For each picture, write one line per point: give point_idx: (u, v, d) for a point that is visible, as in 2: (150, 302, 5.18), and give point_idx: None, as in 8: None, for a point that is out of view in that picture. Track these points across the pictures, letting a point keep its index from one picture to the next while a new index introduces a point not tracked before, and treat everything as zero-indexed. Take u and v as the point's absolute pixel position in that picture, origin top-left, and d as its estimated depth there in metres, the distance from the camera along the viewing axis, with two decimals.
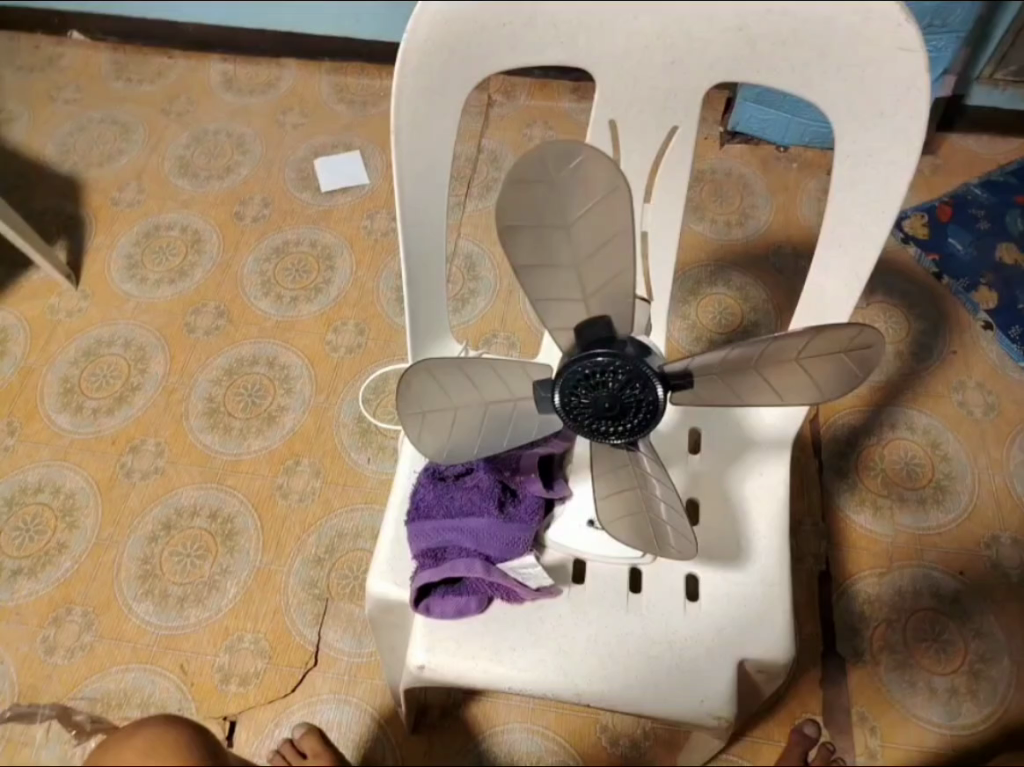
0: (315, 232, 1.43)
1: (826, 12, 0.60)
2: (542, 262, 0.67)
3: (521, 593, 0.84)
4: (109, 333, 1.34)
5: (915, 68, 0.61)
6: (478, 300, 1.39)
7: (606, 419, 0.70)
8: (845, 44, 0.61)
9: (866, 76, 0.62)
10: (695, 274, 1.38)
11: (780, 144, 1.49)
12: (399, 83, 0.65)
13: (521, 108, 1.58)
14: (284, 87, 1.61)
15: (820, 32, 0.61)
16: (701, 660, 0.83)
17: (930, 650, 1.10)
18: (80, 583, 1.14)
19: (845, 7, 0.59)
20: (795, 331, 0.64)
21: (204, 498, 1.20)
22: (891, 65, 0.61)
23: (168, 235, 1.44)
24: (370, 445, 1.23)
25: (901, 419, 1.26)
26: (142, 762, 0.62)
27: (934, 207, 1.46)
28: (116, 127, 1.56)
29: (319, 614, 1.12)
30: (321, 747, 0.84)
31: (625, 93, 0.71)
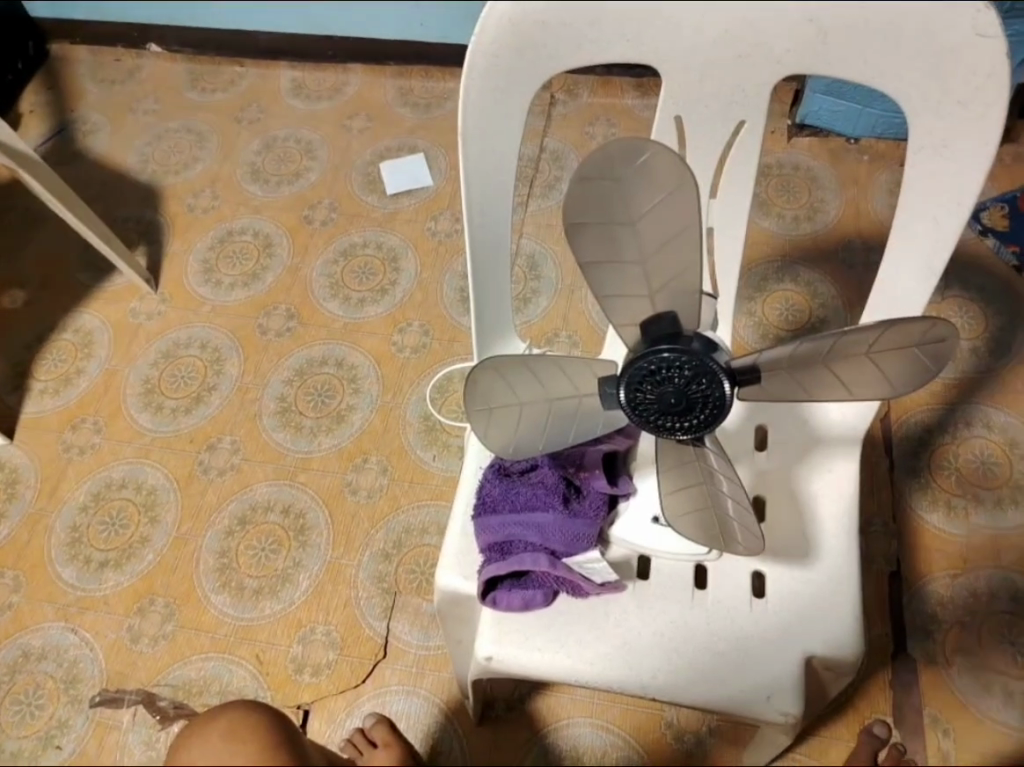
0: (380, 234, 1.47)
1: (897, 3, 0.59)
2: (607, 259, 0.68)
3: (586, 587, 0.85)
4: (185, 335, 1.40)
5: (994, 55, 0.59)
6: (541, 299, 1.41)
7: (672, 415, 0.71)
8: (917, 35, 0.60)
9: (940, 63, 0.61)
10: (761, 269, 1.36)
11: (850, 136, 1.46)
12: (466, 85, 0.67)
13: (585, 105, 1.58)
14: (350, 93, 1.64)
15: (889, 24, 0.61)
16: (769, 656, 0.83)
17: (1006, 654, 1.06)
18: (162, 575, 1.19)
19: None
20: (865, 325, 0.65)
21: (277, 495, 1.24)
22: (966, 54, 0.60)
23: (241, 239, 1.49)
24: (436, 443, 1.26)
25: (977, 416, 1.23)
26: (221, 743, 0.65)
27: (1015, 197, 1.40)
28: (191, 135, 1.62)
29: (388, 608, 1.15)
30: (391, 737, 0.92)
31: (692, 90, 0.71)
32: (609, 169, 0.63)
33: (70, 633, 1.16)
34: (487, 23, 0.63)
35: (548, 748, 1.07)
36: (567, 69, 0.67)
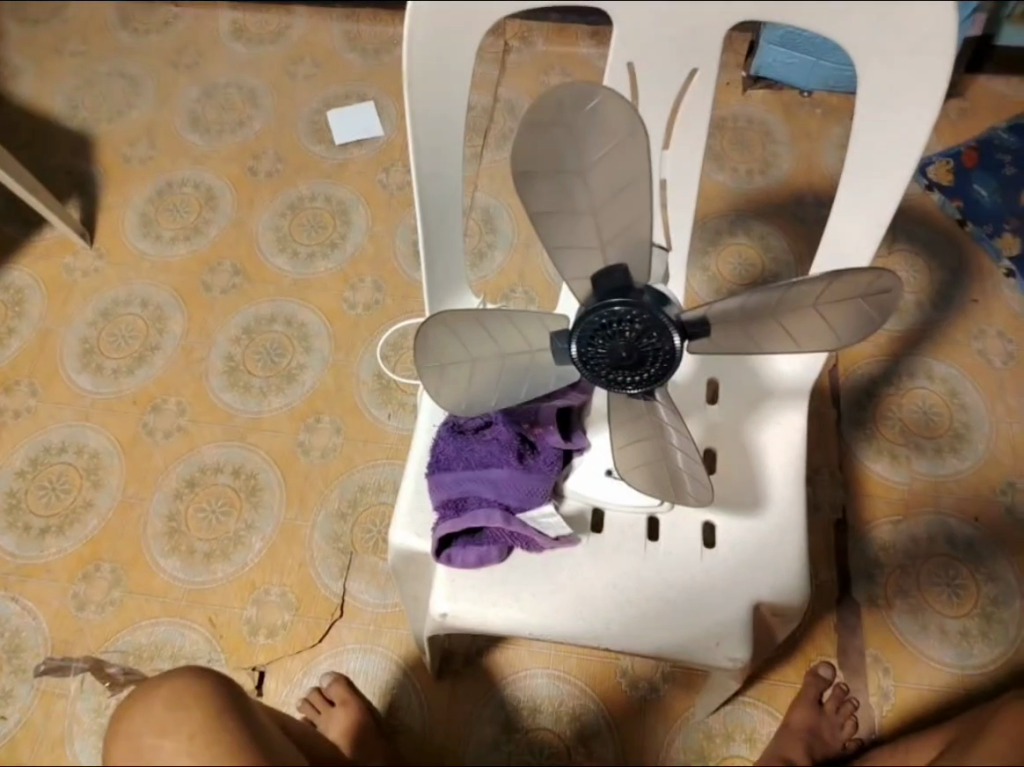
0: (329, 187, 1.42)
1: None
2: (558, 209, 0.67)
3: (540, 542, 0.86)
4: (126, 293, 1.34)
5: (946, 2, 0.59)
6: (496, 254, 1.39)
7: (624, 369, 0.71)
8: None
9: (890, 11, 0.61)
10: (715, 223, 1.37)
11: (803, 88, 1.45)
12: (410, 24, 0.64)
13: (539, 53, 1.54)
14: (295, 36, 1.57)
15: None
16: (717, 606, 0.85)
17: (943, 594, 1.11)
18: (107, 540, 1.16)
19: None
20: (812, 276, 0.66)
21: (227, 456, 1.21)
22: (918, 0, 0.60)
23: (182, 192, 1.42)
24: (390, 401, 1.24)
25: (920, 368, 1.26)
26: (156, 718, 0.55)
27: (960, 152, 1.42)
28: (126, 81, 1.53)
29: (344, 567, 1.14)
30: (347, 695, 1.01)
31: (642, 34, 0.69)
32: (559, 114, 0.61)
33: (10, 602, 1.13)
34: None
35: (506, 698, 1.09)
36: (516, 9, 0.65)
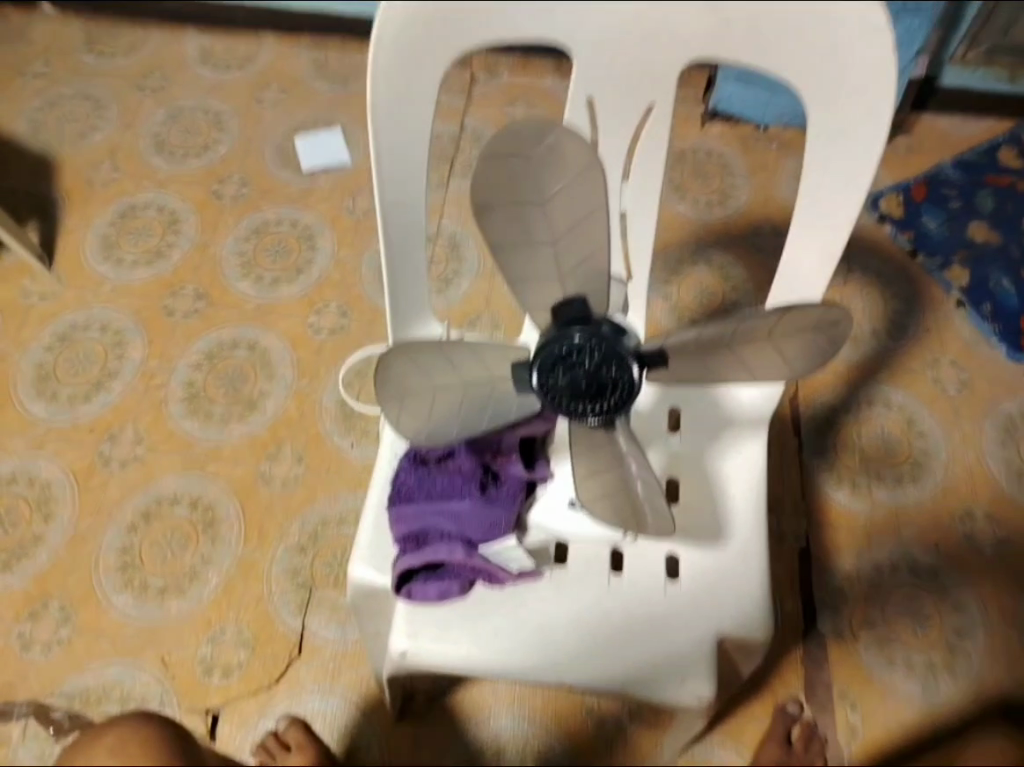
0: (295, 211, 1.41)
1: None
2: (517, 240, 0.67)
3: (503, 576, 0.84)
4: (84, 318, 1.31)
5: (887, 47, 0.62)
6: (461, 281, 1.39)
7: (584, 400, 0.69)
8: (816, 23, 0.62)
9: (837, 54, 0.63)
10: (677, 252, 1.39)
11: (761, 124, 1.48)
12: (374, 52, 0.64)
13: (503, 84, 1.56)
14: (262, 62, 1.57)
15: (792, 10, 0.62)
16: (682, 642, 0.84)
17: (908, 624, 1.12)
18: (57, 575, 1.11)
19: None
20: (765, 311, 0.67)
21: (185, 486, 1.18)
22: (860, 44, 0.62)
23: (145, 215, 1.40)
24: (353, 430, 1.22)
25: (877, 396, 1.28)
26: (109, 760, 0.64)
27: (908, 186, 1.47)
28: (90, 103, 1.51)
29: (304, 603, 1.11)
30: (305, 741, 0.87)
31: (602, 68, 0.70)
32: (519, 147, 0.61)
33: None
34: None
35: (470, 737, 1.06)
36: (478, 46, 0.66)
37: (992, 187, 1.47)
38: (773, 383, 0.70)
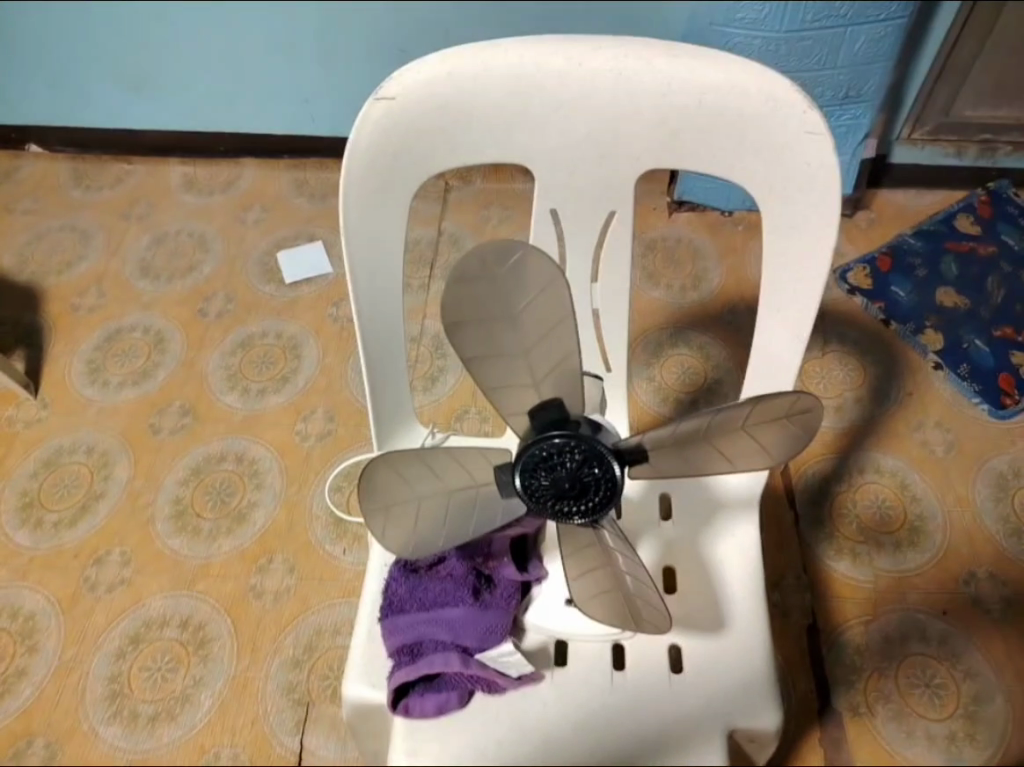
0: (280, 323, 1.46)
1: (739, 102, 0.64)
2: (488, 353, 0.65)
3: (502, 683, 0.79)
4: (71, 441, 1.32)
5: (824, 149, 0.64)
6: (448, 377, 1.41)
7: (568, 499, 0.66)
8: (759, 130, 0.65)
9: (783, 156, 0.65)
10: (655, 337, 1.41)
11: (726, 208, 1.55)
12: (343, 182, 0.66)
13: (477, 191, 1.64)
14: (244, 185, 1.68)
15: (735, 120, 0.65)
16: (693, 735, 0.78)
17: (923, 695, 1.07)
18: (43, 710, 1.07)
19: (755, 99, 0.63)
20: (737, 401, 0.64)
21: (174, 607, 1.15)
22: (802, 146, 0.64)
23: (130, 338, 1.45)
24: (345, 536, 1.21)
25: (869, 464, 1.29)
26: None
27: (876, 258, 1.53)
28: (75, 234, 1.60)
29: (300, 720, 1.07)
30: None
31: (562, 183, 0.73)
32: (483, 270, 0.60)
33: None
34: (368, 117, 0.64)
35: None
36: (444, 168, 0.68)
37: (954, 254, 1.53)
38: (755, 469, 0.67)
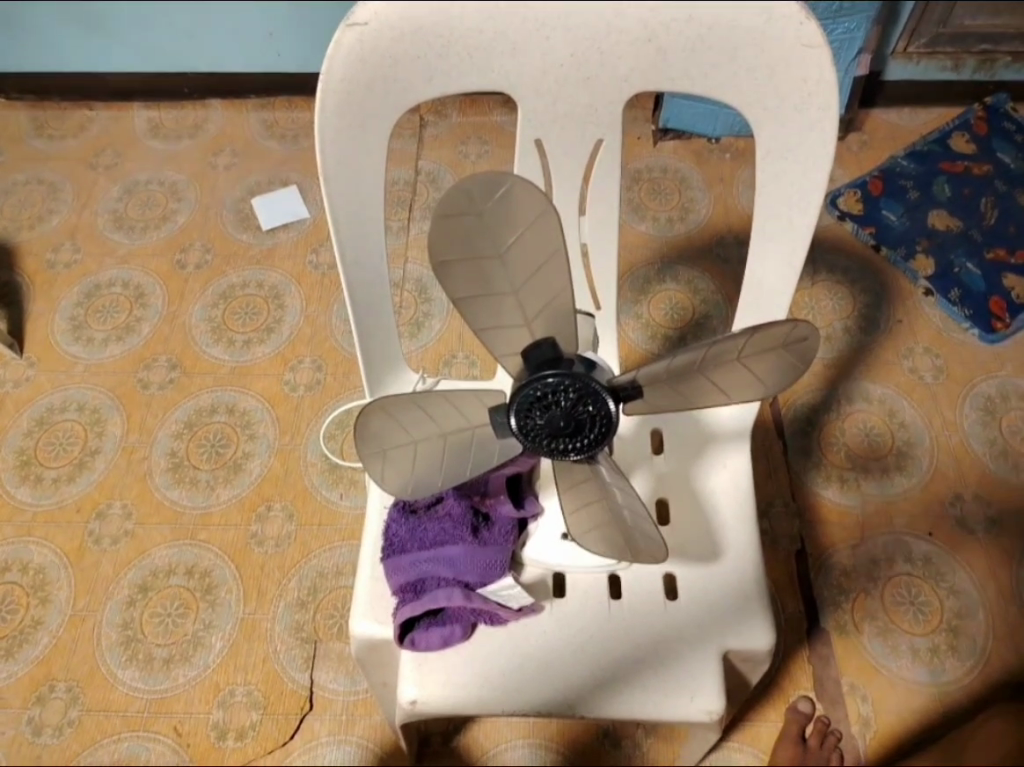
0: (261, 273, 1.44)
1: (732, 14, 0.60)
2: (480, 292, 0.62)
3: (503, 615, 0.80)
4: (61, 399, 1.32)
5: (823, 63, 0.61)
6: (433, 322, 1.40)
7: (564, 438, 0.65)
8: (754, 46, 0.62)
9: (778, 70, 0.62)
10: (642, 272, 1.40)
11: (711, 135, 1.52)
12: (321, 119, 0.64)
13: (454, 125, 1.60)
14: (212, 128, 1.63)
15: (728, 37, 0.62)
16: (686, 657, 0.80)
17: (908, 613, 1.12)
18: (61, 656, 1.11)
19: (749, 9, 0.60)
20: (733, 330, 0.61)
21: (179, 556, 1.18)
22: (799, 62, 0.62)
23: (110, 293, 1.43)
24: (340, 482, 1.23)
25: (856, 392, 1.30)
26: None
27: (866, 181, 1.50)
28: (44, 187, 1.55)
29: (309, 657, 1.11)
30: None
31: (548, 111, 0.70)
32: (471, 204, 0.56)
33: None
34: (344, 43, 0.60)
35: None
36: (425, 98, 0.65)
37: (948, 175, 1.50)
38: (751, 401, 0.65)
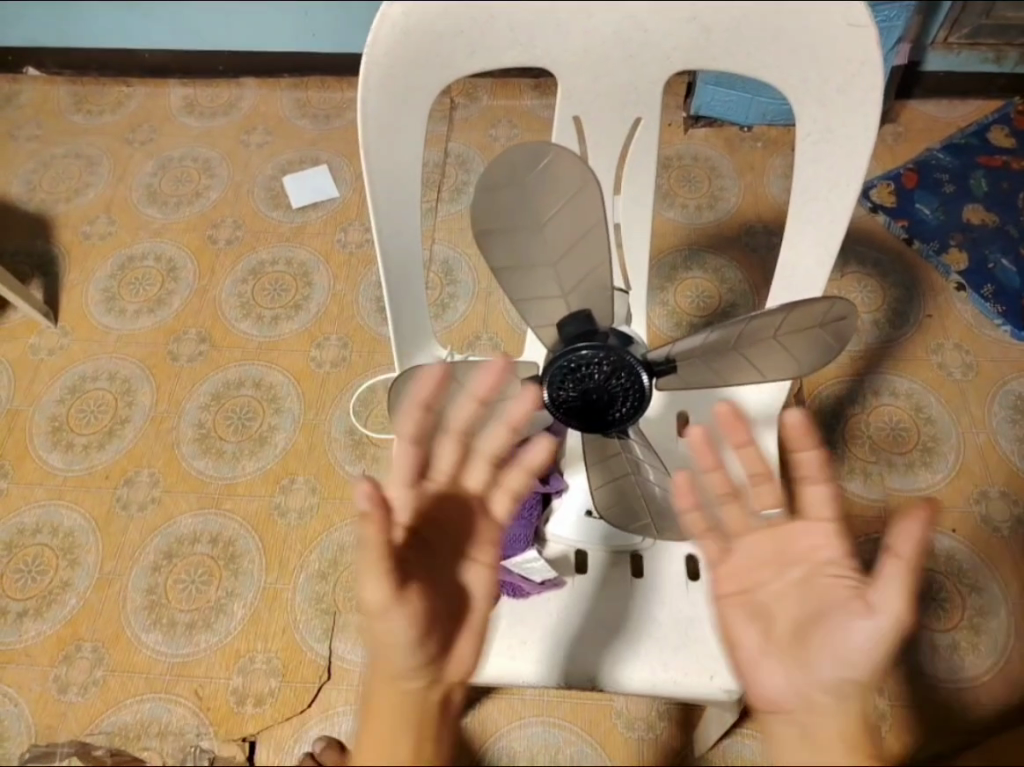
0: (290, 249, 1.46)
1: None
2: (518, 264, 0.63)
3: (526, 588, 0.83)
4: (93, 368, 1.34)
5: (867, 44, 0.61)
6: (459, 303, 1.41)
7: (594, 412, 0.65)
8: (797, 27, 0.61)
9: (821, 53, 0.62)
10: (670, 258, 1.39)
11: (744, 124, 1.51)
12: (363, 95, 0.65)
13: (485, 108, 1.60)
14: (245, 106, 1.64)
15: (771, 16, 0.61)
16: (705, 637, 0.80)
17: (929, 609, 1.12)
18: (87, 618, 1.14)
19: None
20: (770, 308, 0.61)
21: (203, 524, 1.20)
22: (843, 43, 0.61)
23: (143, 265, 1.45)
24: (362, 457, 1.24)
25: (884, 385, 1.29)
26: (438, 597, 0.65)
27: (899, 174, 1.48)
28: (81, 160, 1.58)
29: (329, 628, 1.13)
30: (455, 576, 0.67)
31: (585, 88, 0.70)
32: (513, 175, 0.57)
33: None
34: (388, 17, 0.61)
35: (491, 761, 1.08)
36: (466, 73, 0.66)
37: (986, 168, 1.48)
38: (783, 382, 0.65)
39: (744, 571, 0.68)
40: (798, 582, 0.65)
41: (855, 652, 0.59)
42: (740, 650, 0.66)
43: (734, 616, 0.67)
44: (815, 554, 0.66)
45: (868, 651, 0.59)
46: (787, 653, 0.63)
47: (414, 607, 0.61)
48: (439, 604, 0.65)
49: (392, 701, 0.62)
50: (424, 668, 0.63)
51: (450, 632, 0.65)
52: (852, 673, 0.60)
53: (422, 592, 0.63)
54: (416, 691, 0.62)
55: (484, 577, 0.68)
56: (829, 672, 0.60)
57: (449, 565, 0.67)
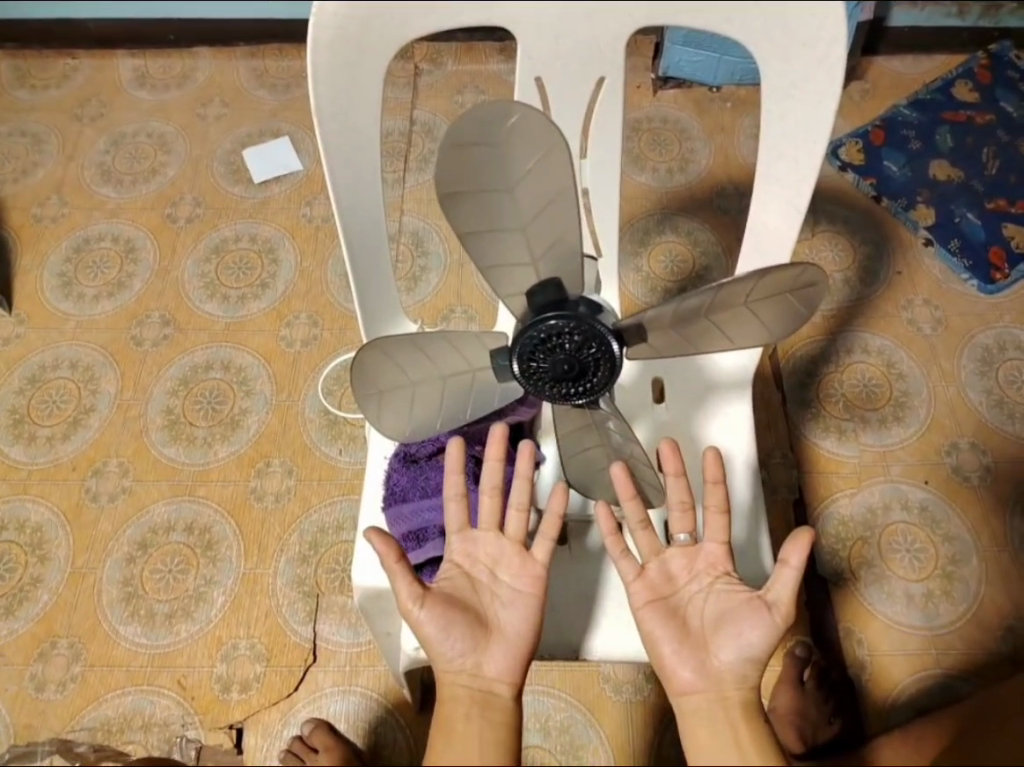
0: (254, 226, 1.41)
1: None
2: (488, 228, 0.60)
3: None
4: (53, 357, 1.30)
5: None
6: (431, 276, 1.39)
7: (567, 382, 0.64)
8: None
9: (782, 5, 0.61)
10: (643, 223, 1.38)
11: (712, 85, 1.50)
12: (313, 53, 0.61)
13: (449, 74, 1.57)
14: (200, 77, 1.58)
15: None
16: None
17: (904, 560, 1.14)
18: (61, 614, 1.11)
19: None
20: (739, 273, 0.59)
21: (178, 512, 1.18)
22: None
23: (99, 248, 1.40)
24: (339, 437, 1.22)
25: (856, 343, 1.30)
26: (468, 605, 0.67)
27: (867, 131, 1.49)
28: (27, 139, 1.51)
29: (312, 610, 1.12)
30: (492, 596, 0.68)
31: (548, 45, 0.68)
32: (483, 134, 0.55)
33: None
34: None
35: None
36: (420, 33, 0.63)
37: (950, 124, 1.49)
38: (750, 346, 0.64)
39: (654, 580, 0.69)
40: (704, 590, 0.69)
41: (752, 643, 0.65)
42: (654, 649, 0.67)
43: (651, 621, 0.68)
44: (716, 566, 0.70)
45: (763, 642, 0.65)
46: (699, 648, 0.66)
47: (436, 617, 0.65)
48: (473, 615, 0.67)
49: (447, 707, 0.65)
50: (461, 667, 0.66)
51: (491, 639, 0.67)
52: (749, 662, 0.66)
53: (446, 605, 0.66)
54: (462, 685, 0.66)
55: (529, 598, 0.67)
56: (732, 659, 0.66)
57: (488, 586, 0.69)
